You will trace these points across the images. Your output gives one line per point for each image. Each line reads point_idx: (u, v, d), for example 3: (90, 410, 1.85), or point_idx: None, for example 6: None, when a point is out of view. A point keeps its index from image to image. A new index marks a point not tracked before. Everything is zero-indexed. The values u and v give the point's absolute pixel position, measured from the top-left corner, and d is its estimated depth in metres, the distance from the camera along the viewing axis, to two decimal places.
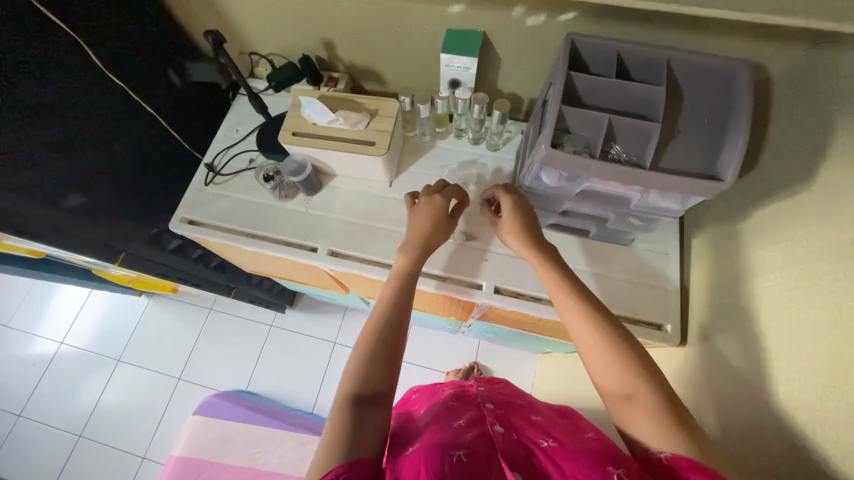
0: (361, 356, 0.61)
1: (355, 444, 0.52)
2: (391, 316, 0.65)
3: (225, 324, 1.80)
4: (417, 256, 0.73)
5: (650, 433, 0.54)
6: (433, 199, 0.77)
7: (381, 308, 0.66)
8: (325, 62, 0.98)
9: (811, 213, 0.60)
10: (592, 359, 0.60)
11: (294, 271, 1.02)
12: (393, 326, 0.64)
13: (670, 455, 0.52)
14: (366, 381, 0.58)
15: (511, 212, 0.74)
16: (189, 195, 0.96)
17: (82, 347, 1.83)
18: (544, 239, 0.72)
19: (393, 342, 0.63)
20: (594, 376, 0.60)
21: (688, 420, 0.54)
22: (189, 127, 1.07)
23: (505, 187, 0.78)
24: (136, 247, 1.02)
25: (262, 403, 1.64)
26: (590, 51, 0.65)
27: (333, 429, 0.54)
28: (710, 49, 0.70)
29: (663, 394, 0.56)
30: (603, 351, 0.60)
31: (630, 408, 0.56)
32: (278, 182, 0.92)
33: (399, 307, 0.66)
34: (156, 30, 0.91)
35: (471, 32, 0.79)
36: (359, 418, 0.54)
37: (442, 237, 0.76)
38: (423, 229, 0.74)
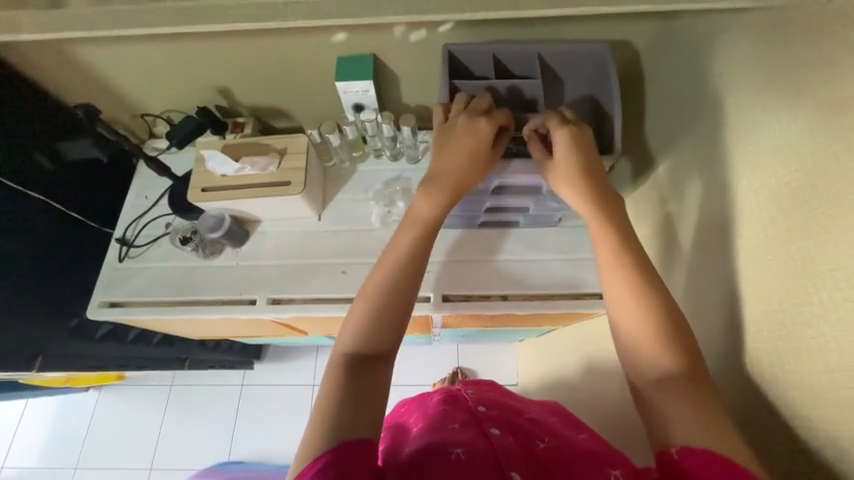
0: (365, 316, 0.58)
1: (350, 427, 0.50)
2: (399, 290, 0.60)
3: (190, 397, 1.67)
4: (443, 204, 0.64)
5: (680, 419, 0.50)
6: (477, 126, 0.64)
7: (394, 263, 0.61)
8: (226, 109, 0.95)
9: (691, 169, 0.67)
10: (629, 328, 0.56)
11: (241, 328, 0.97)
12: (396, 299, 0.59)
13: (681, 448, 0.48)
14: (367, 341, 0.57)
15: (572, 152, 0.63)
16: (103, 276, 0.88)
17: (29, 465, 1.63)
18: (604, 184, 0.64)
19: (388, 327, 0.58)
20: (629, 351, 0.56)
21: (715, 411, 0.50)
22: (93, 204, 0.99)
23: (562, 119, 0.64)
24: (57, 345, 0.93)
25: (247, 471, 1.53)
26: (469, 57, 0.68)
27: (323, 403, 0.53)
28: (581, 35, 0.76)
29: (698, 381, 0.52)
30: (638, 311, 0.56)
31: (664, 386, 0.52)
32: (198, 241, 0.88)
33: (411, 276, 0.61)
34: (33, 112, 0.84)
35: (361, 56, 0.81)
36: (356, 383, 0.54)
37: (481, 172, 0.66)
38: (452, 157, 0.65)
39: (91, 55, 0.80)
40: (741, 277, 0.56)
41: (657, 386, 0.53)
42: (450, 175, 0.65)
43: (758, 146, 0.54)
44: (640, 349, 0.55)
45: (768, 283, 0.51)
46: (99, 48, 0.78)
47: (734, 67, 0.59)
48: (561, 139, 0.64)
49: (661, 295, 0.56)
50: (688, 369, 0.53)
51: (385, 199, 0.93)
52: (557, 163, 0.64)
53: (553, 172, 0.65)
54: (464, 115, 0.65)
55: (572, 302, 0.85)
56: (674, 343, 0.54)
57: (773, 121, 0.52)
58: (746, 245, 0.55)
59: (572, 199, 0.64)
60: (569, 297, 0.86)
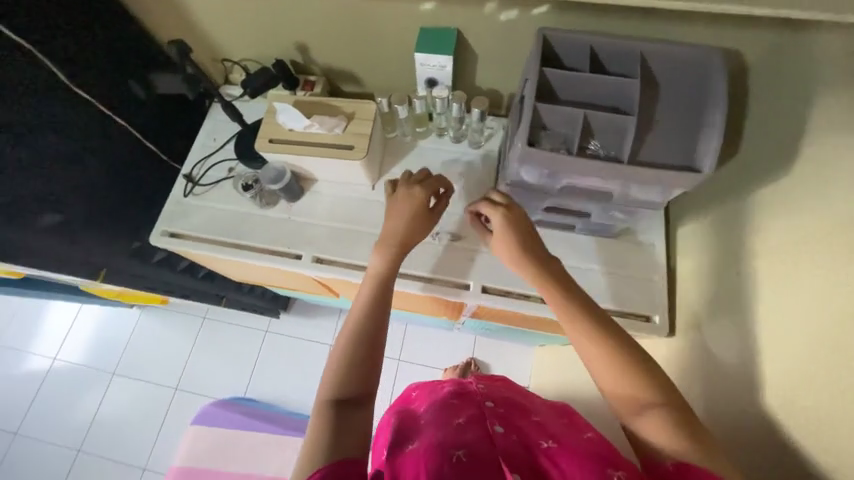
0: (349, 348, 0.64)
1: (338, 447, 0.55)
2: (376, 309, 0.69)
3: (219, 333, 1.78)
4: (394, 255, 0.73)
5: (659, 435, 0.55)
6: (413, 193, 0.75)
7: (361, 301, 0.70)
8: (300, 65, 0.96)
9: (777, 208, 0.63)
10: (597, 369, 0.61)
11: (282, 279, 1.01)
12: (381, 310, 0.69)
13: (676, 462, 0.52)
14: (344, 385, 0.61)
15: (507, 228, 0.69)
16: (168, 207, 0.94)
17: (76, 363, 1.81)
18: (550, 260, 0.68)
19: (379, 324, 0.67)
20: (602, 382, 0.60)
21: (697, 424, 0.55)
22: (165, 139, 1.05)
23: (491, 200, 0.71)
24: (120, 263, 1.01)
25: (259, 409, 1.64)
26: (563, 45, 0.64)
27: (318, 427, 0.57)
28: (686, 38, 0.69)
29: (672, 403, 0.56)
30: (597, 346, 0.61)
31: (640, 411, 0.57)
32: (258, 191, 0.91)
33: (386, 294, 0.70)
34: (126, 42, 0.88)
35: (445, 29, 0.78)
36: (339, 418, 0.57)
37: (424, 229, 0.76)
38: (405, 223, 0.75)
39: None
40: (822, 333, 0.53)
41: (635, 414, 0.57)
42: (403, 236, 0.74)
43: None
44: (607, 381, 0.60)
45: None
46: None
47: None
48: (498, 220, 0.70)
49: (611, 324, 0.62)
50: (659, 391, 0.57)
51: None
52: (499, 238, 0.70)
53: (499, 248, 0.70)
54: (404, 187, 0.77)
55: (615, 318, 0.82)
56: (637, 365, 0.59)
57: None
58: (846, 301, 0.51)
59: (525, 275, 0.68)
60: (611, 312, 0.83)
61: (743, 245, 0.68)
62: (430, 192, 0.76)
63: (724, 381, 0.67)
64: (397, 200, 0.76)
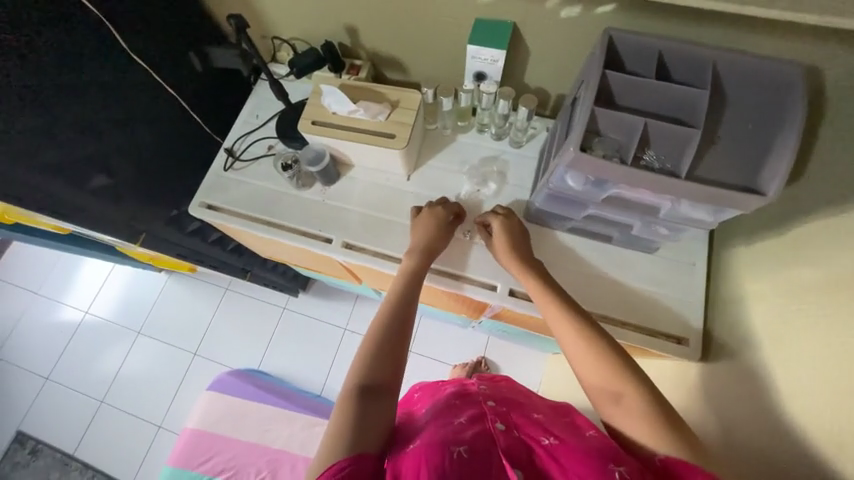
0: (371, 340, 0.66)
1: (357, 443, 0.55)
2: (399, 304, 0.71)
3: (240, 305, 1.83)
4: (422, 258, 0.78)
5: (640, 432, 0.58)
6: (436, 210, 0.82)
7: (386, 302, 0.72)
8: (347, 49, 0.96)
9: (834, 234, 0.59)
10: (581, 369, 0.65)
11: (308, 260, 1.03)
12: (403, 305, 0.71)
13: (664, 458, 0.55)
14: (365, 375, 0.62)
15: (505, 237, 0.79)
16: (208, 180, 0.96)
17: (105, 318, 1.91)
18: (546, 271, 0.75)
19: (403, 313, 0.70)
20: (586, 378, 0.64)
21: (677, 421, 0.58)
22: (211, 113, 1.07)
23: (497, 212, 0.82)
24: (157, 228, 1.04)
25: (271, 383, 1.68)
26: (628, 48, 0.61)
27: (338, 424, 0.57)
28: (759, 48, 0.65)
29: (655, 403, 0.59)
30: (588, 347, 0.64)
31: (612, 404, 0.61)
32: (296, 171, 0.92)
33: (409, 292, 0.73)
34: (183, 13, 0.90)
35: (501, 22, 0.75)
36: (362, 411, 0.58)
37: (443, 246, 0.81)
38: (428, 238, 0.80)
39: None
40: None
41: (619, 411, 0.60)
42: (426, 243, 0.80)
43: None
44: (588, 378, 0.63)
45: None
46: None
47: None
48: (496, 227, 0.80)
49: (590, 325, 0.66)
50: (639, 389, 0.60)
51: (479, 178, 0.91)
52: (497, 246, 0.80)
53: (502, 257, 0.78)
54: (427, 206, 0.84)
55: (644, 336, 0.79)
56: (617, 363, 0.62)
57: None
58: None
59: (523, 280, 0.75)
60: (641, 329, 0.80)
61: (795, 275, 0.64)
62: (451, 213, 0.84)
63: (759, 414, 0.64)
64: (421, 218, 0.83)
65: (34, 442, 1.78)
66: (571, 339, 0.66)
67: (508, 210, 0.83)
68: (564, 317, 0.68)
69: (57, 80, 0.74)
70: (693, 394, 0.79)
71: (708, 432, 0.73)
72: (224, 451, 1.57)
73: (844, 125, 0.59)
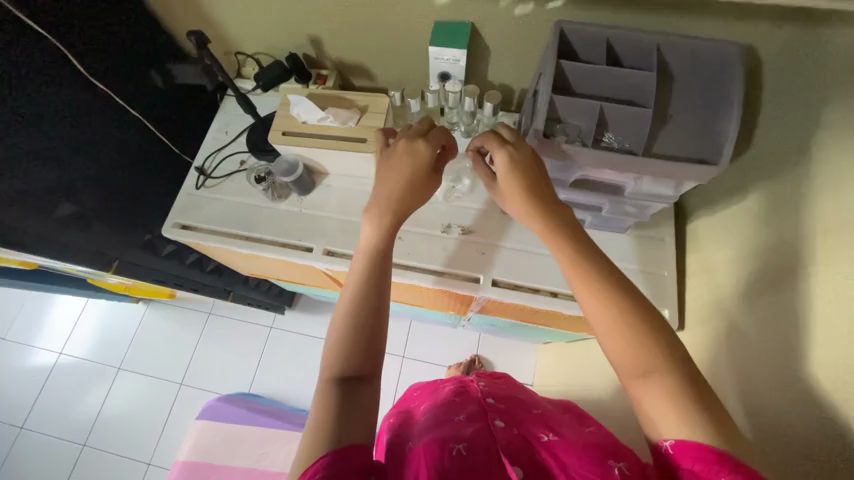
0: (337, 337, 0.61)
1: (342, 433, 0.54)
2: (370, 287, 0.63)
3: (225, 328, 1.79)
4: (389, 221, 0.66)
5: (667, 416, 0.49)
6: (415, 146, 0.67)
7: (360, 276, 0.65)
8: (312, 59, 0.97)
9: (794, 196, 0.62)
10: (611, 345, 0.53)
11: (291, 271, 1.02)
12: (374, 284, 0.63)
13: (674, 443, 0.48)
14: (343, 363, 0.59)
15: (509, 172, 0.61)
16: (180, 200, 0.94)
17: (81, 357, 1.82)
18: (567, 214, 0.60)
19: (371, 309, 0.62)
20: (607, 349, 0.54)
21: (706, 391, 0.49)
22: (178, 132, 1.05)
23: (499, 138, 0.62)
24: (131, 254, 1.02)
25: (265, 405, 1.64)
26: (579, 39, 0.64)
27: (319, 417, 0.55)
28: (699, 32, 0.70)
29: (687, 381, 0.50)
30: (603, 311, 0.54)
31: (644, 381, 0.50)
32: (270, 183, 0.91)
33: (380, 265, 0.65)
34: (141, 34, 0.89)
35: (459, 23, 0.78)
36: (346, 402, 0.56)
37: (419, 192, 0.68)
38: (399, 180, 0.66)
39: None
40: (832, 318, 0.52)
41: (641, 385, 0.50)
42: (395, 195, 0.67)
43: None
44: (617, 353, 0.52)
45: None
46: None
47: None
48: (498, 158, 0.62)
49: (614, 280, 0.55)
50: (672, 364, 0.50)
51: (452, 175, 0.91)
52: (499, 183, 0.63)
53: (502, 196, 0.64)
54: (405, 139, 0.68)
55: None
56: (651, 340, 0.51)
57: None
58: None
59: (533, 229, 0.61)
60: None
61: (757, 241, 0.68)
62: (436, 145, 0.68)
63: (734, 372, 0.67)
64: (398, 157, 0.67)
65: None
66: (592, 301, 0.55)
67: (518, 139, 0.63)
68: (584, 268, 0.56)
69: (12, 108, 0.72)
70: None
71: None
72: None
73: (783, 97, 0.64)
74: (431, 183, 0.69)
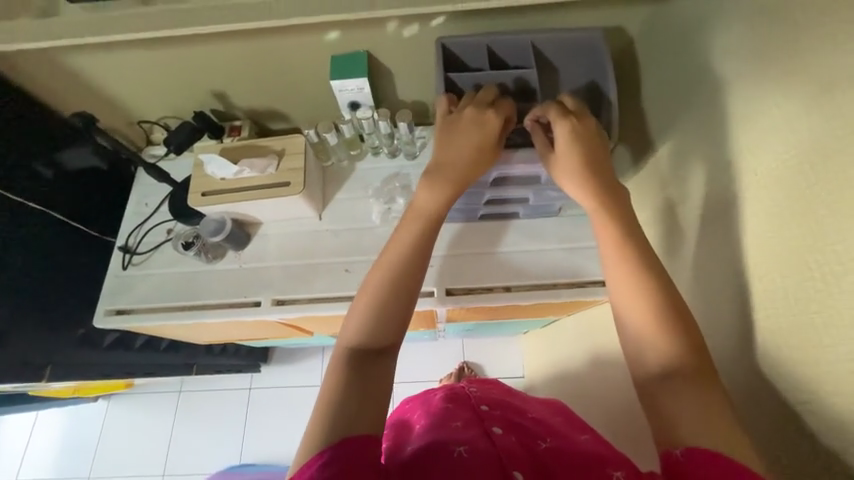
0: (365, 314, 0.58)
1: (351, 423, 0.49)
2: (409, 273, 0.60)
3: (199, 402, 1.67)
4: (447, 191, 0.64)
5: (683, 418, 0.49)
6: (484, 118, 0.65)
7: (404, 244, 0.62)
8: (221, 113, 0.95)
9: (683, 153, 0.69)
10: (637, 339, 0.55)
11: (247, 330, 0.98)
12: (415, 268, 0.61)
13: (685, 450, 0.46)
14: (371, 337, 0.57)
15: (572, 144, 0.63)
16: (107, 285, 0.89)
17: (43, 475, 1.64)
18: (616, 188, 0.64)
19: (401, 320, 0.59)
20: (630, 341, 0.56)
21: (724, 400, 0.49)
22: (92, 216, 0.99)
23: (565, 112, 0.64)
24: (64, 354, 0.94)
25: (257, 473, 1.52)
26: (463, 50, 0.68)
27: (320, 415, 0.51)
28: (572, 23, 0.76)
29: (706, 392, 0.50)
30: (637, 291, 0.56)
31: (668, 384, 0.51)
32: (200, 246, 0.88)
33: (427, 244, 0.62)
34: (27, 126, 0.83)
35: (355, 54, 0.81)
36: (362, 377, 0.53)
37: (475, 167, 0.65)
38: (460, 147, 0.65)
39: (88, 64, 0.80)
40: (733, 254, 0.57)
41: (662, 384, 0.52)
42: (454, 168, 0.65)
43: (757, 126, 0.54)
44: (661, 354, 0.53)
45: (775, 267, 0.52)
46: (93, 57, 0.79)
47: (727, 49, 0.59)
48: (562, 131, 0.63)
49: (668, 288, 0.56)
50: (695, 367, 0.51)
51: (385, 197, 0.93)
52: (558, 153, 0.65)
53: (554, 164, 0.65)
54: (470, 107, 0.66)
55: (574, 291, 0.85)
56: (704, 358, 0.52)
57: (769, 104, 0.53)
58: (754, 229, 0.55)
59: (582, 198, 0.64)
60: (571, 285, 0.86)
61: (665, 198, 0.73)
62: (504, 118, 0.65)
63: None
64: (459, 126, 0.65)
65: None
66: (638, 301, 0.56)
67: (581, 114, 0.64)
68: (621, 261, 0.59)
69: None
70: None
71: None
72: None
73: None
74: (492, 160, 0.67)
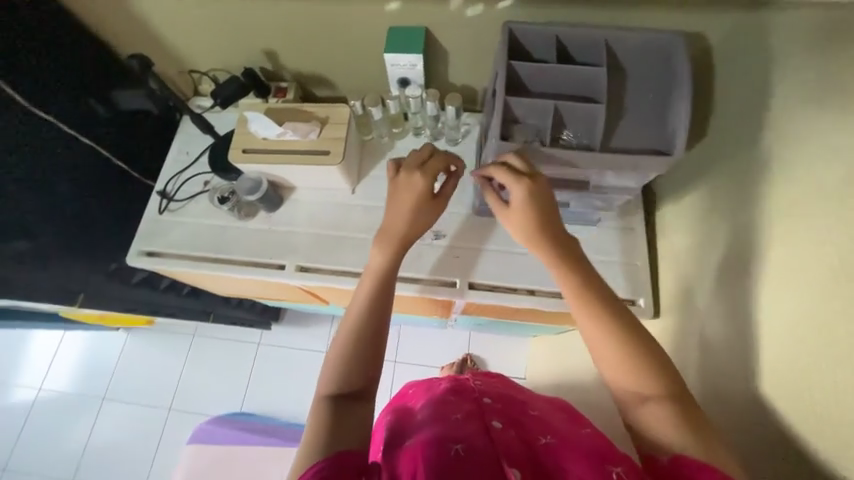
0: (344, 350, 0.63)
1: (337, 441, 0.55)
2: (373, 313, 0.65)
3: (210, 349, 1.75)
4: (395, 251, 0.69)
5: (664, 432, 0.54)
6: (414, 181, 0.69)
7: (365, 297, 0.67)
8: (270, 73, 0.95)
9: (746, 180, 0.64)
10: (607, 366, 0.59)
11: (267, 290, 1.00)
12: (379, 307, 0.66)
13: (673, 457, 0.52)
14: (345, 381, 0.61)
15: (526, 202, 0.60)
16: (144, 226, 0.91)
17: (62, 391, 1.76)
18: (579, 252, 0.63)
19: (379, 327, 0.65)
20: (606, 370, 0.59)
21: (699, 417, 0.55)
22: (135, 157, 1.02)
23: (506, 168, 0.60)
24: (97, 285, 0.98)
25: (258, 423, 1.62)
26: (530, 38, 0.64)
27: (311, 436, 0.56)
28: (648, 24, 0.71)
29: (681, 409, 0.55)
30: (596, 321, 0.59)
31: (647, 406, 0.56)
32: (235, 203, 0.89)
33: (386, 289, 0.67)
34: (87, 60, 0.86)
35: (413, 28, 0.78)
36: (337, 419, 0.57)
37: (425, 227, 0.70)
38: (401, 217, 0.68)
39: (150, 6, 0.80)
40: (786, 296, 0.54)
41: (643, 407, 0.56)
42: (396, 226, 0.69)
43: None
44: (635, 379, 0.57)
45: (835, 318, 0.49)
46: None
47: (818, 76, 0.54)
48: (516, 190, 0.60)
49: (623, 318, 0.59)
50: (668, 388, 0.56)
51: None
52: (512, 210, 0.62)
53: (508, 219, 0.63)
54: (413, 169, 0.70)
55: None
56: (642, 358, 0.57)
57: None
58: (817, 276, 0.51)
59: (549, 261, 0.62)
60: None
61: (715, 226, 0.69)
62: (434, 176, 0.70)
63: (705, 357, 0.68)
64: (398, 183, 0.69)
65: None
66: (598, 336, 0.59)
67: (532, 168, 0.61)
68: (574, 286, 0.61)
69: None
70: None
71: None
72: None
73: None
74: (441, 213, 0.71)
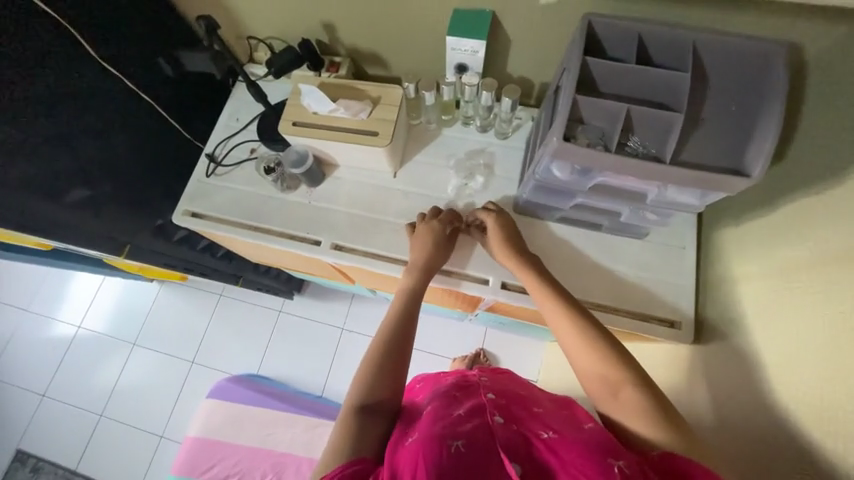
0: (368, 361, 0.67)
1: (358, 446, 0.58)
2: (401, 323, 0.72)
3: (234, 310, 1.82)
4: (421, 277, 0.77)
5: (636, 422, 0.58)
6: (431, 225, 0.81)
7: (390, 316, 0.73)
8: (325, 46, 0.94)
9: (829, 208, 0.58)
10: (578, 361, 0.64)
11: (299, 262, 1.01)
12: (407, 319, 0.73)
13: (661, 451, 0.54)
14: (368, 390, 0.64)
15: (497, 230, 0.78)
16: (190, 187, 0.94)
17: (98, 331, 1.88)
18: (558, 283, 0.72)
19: (408, 327, 0.72)
20: (576, 366, 0.65)
21: (670, 410, 0.58)
22: (187, 118, 1.04)
23: (488, 207, 0.81)
24: (142, 238, 1.03)
25: (272, 388, 1.67)
26: (608, 33, 0.61)
27: (335, 443, 0.59)
28: (738, 27, 0.65)
29: (653, 398, 0.58)
30: (565, 319, 0.67)
31: (619, 400, 0.60)
32: (279, 174, 0.90)
33: (412, 305, 0.74)
34: (153, 19, 0.87)
35: (479, 12, 0.74)
36: (359, 422, 0.61)
37: (444, 259, 0.80)
38: (426, 254, 0.79)
39: None
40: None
41: (615, 401, 0.60)
42: (418, 257, 0.79)
43: None
44: (598, 372, 0.62)
45: None
46: None
47: None
48: (490, 223, 0.79)
49: (588, 320, 0.66)
50: (638, 380, 0.60)
51: (466, 172, 0.89)
52: (489, 239, 0.80)
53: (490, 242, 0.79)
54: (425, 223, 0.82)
55: (636, 322, 0.79)
56: (608, 352, 0.62)
57: None
58: None
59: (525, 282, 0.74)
60: (633, 314, 0.80)
61: (783, 259, 0.64)
62: (446, 222, 0.82)
63: (747, 391, 0.64)
64: (416, 234, 0.81)
65: (35, 460, 1.76)
66: (565, 331, 0.67)
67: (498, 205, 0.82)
68: (554, 304, 0.69)
69: (26, 93, 0.72)
70: (684, 375, 0.79)
71: (699, 413, 0.73)
72: (228, 457, 1.57)
73: (828, 102, 0.59)
74: (450, 250, 0.82)
